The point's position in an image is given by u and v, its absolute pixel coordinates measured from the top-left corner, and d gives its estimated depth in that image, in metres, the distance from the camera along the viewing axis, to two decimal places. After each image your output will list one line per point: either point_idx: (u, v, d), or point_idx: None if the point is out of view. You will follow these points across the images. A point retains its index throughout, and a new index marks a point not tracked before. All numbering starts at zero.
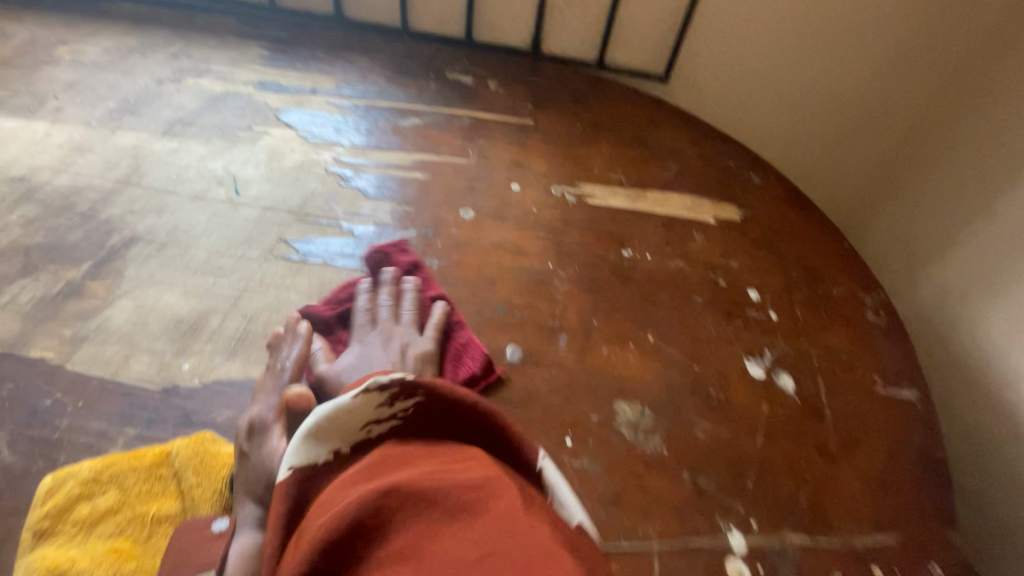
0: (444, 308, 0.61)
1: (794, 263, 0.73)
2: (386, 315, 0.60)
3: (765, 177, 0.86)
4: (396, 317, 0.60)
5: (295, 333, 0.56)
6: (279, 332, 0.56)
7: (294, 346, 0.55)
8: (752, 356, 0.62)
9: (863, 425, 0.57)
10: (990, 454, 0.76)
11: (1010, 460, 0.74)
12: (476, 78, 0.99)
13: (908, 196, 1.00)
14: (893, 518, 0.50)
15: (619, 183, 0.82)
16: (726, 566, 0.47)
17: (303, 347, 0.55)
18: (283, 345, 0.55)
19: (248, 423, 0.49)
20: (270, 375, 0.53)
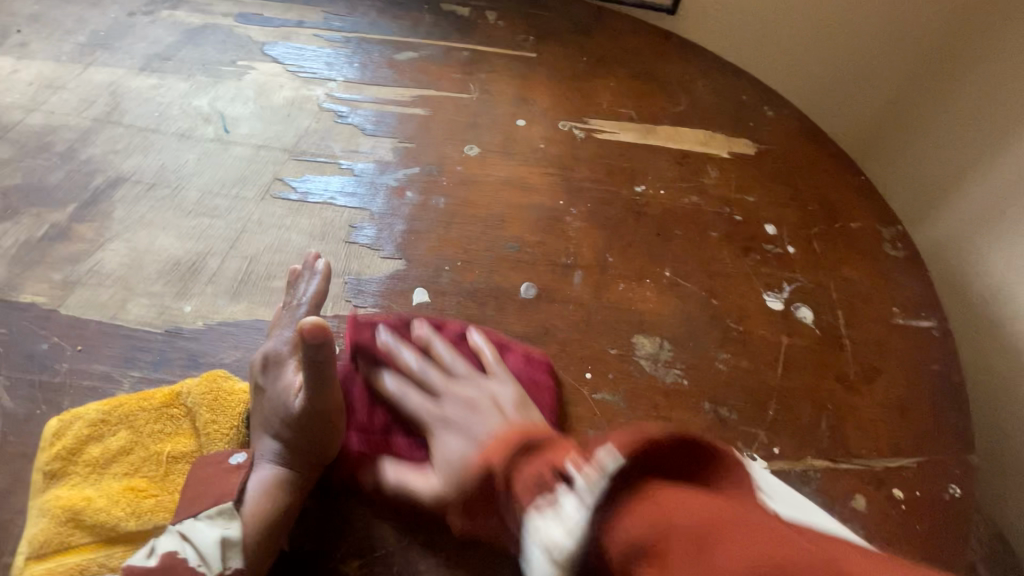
0: (484, 335, 0.53)
1: (810, 197, 0.71)
2: (435, 371, 0.51)
3: (779, 110, 0.83)
4: (446, 370, 0.51)
5: (311, 269, 0.53)
6: (296, 268, 0.54)
7: (312, 282, 0.52)
8: (771, 290, 0.60)
9: (882, 354, 0.56)
10: (996, 387, 0.77)
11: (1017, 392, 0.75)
12: (473, 9, 0.93)
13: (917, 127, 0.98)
14: (912, 442, 0.51)
15: (630, 117, 0.79)
16: None
17: (321, 283, 0.52)
18: (300, 282, 0.53)
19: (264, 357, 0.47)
20: (286, 311, 0.51)
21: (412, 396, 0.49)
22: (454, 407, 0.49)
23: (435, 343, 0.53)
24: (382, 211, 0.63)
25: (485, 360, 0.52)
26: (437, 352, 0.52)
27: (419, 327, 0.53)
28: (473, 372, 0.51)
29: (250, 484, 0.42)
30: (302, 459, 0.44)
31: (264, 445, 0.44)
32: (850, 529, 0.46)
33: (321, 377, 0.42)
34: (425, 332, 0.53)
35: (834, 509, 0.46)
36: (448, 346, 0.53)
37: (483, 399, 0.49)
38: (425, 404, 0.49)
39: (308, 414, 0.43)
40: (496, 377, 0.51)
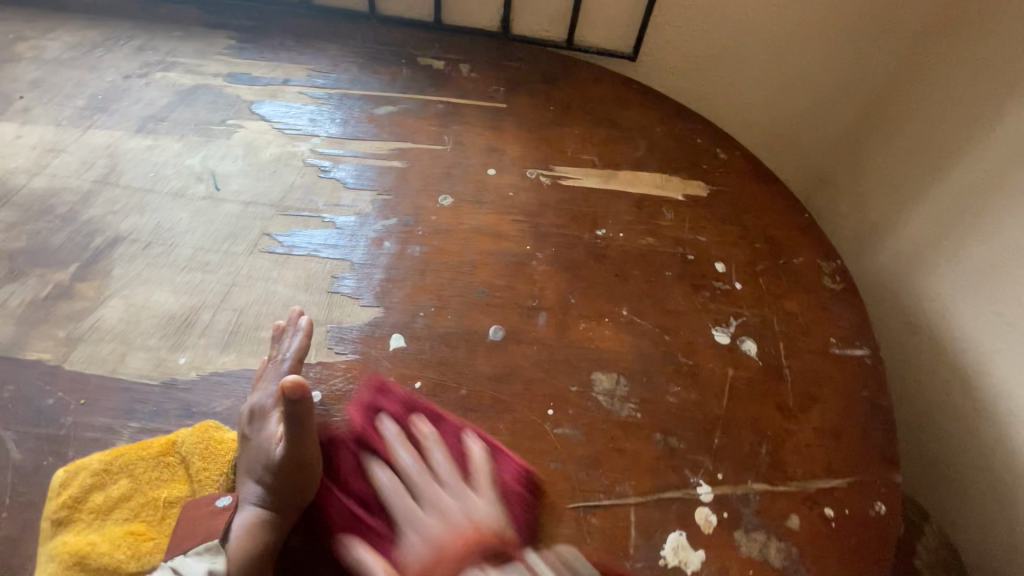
0: (481, 445, 0.54)
1: (758, 235, 0.77)
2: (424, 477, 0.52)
3: (731, 152, 0.90)
4: (434, 475, 0.52)
5: (294, 326, 0.59)
6: (280, 324, 0.59)
7: (295, 338, 0.58)
8: (719, 325, 0.66)
9: (819, 382, 0.62)
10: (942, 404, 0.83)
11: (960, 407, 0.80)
12: (447, 64, 1.00)
13: (870, 157, 1.04)
14: (843, 464, 0.56)
15: (592, 164, 0.85)
16: (694, 514, 0.52)
17: (303, 339, 0.58)
18: (284, 337, 0.58)
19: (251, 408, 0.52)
20: (270, 364, 0.56)
21: (399, 500, 0.51)
22: (430, 513, 0.50)
23: (433, 450, 0.54)
24: (361, 261, 0.68)
25: (476, 477, 0.52)
26: (432, 455, 0.54)
27: (423, 427, 0.55)
28: (461, 486, 0.52)
29: (235, 524, 0.47)
30: (283, 501, 0.48)
31: (249, 488, 0.49)
32: (785, 546, 0.50)
33: (296, 428, 0.48)
34: (429, 434, 0.55)
35: (770, 528, 0.51)
36: (448, 454, 0.54)
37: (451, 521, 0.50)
38: (408, 507, 0.50)
39: (288, 460, 0.48)
40: (483, 495, 0.52)
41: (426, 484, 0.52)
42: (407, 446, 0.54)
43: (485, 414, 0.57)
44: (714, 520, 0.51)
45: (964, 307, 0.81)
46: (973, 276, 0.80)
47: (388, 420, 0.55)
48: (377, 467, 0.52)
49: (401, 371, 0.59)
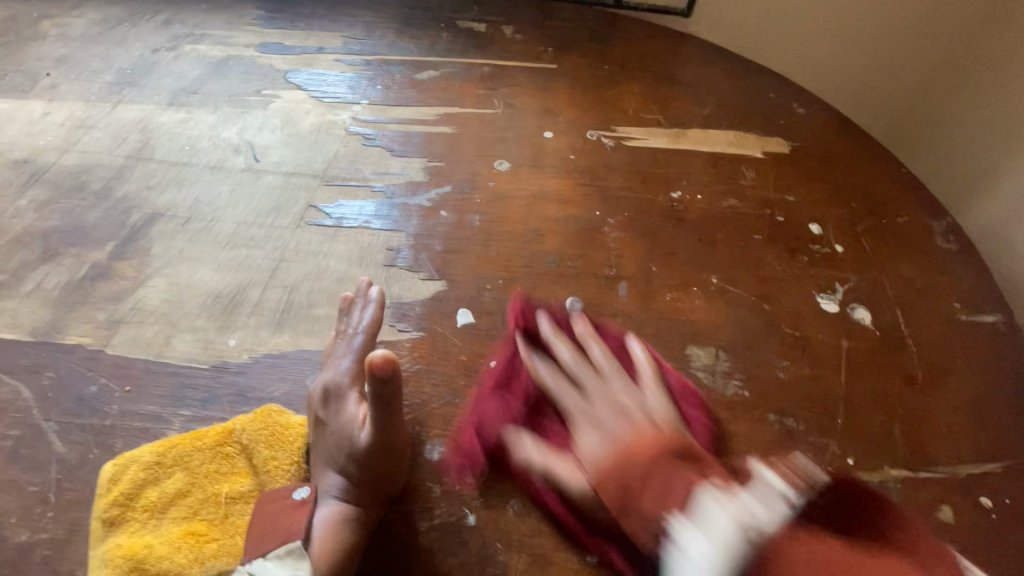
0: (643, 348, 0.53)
1: (853, 193, 0.69)
2: (585, 372, 0.52)
3: (809, 107, 0.81)
4: (595, 368, 0.52)
5: (367, 297, 0.53)
6: (349, 296, 0.54)
7: (367, 311, 0.52)
8: (823, 292, 0.58)
9: (949, 353, 0.54)
10: None
11: None
12: (489, 26, 0.93)
13: (968, 101, 0.93)
14: (994, 445, 0.48)
15: (658, 123, 0.77)
16: None
17: (376, 311, 0.52)
18: (352, 310, 0.52)
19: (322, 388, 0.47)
20: (340, 340, 0.51)
21: (578, 418, 0.49)
22: (607, 409, 0.49)
23: (598, 352, 0.53)
24: (417, 232, 0.62)
25: (644, 375, 0.51)
26: (593, 353, 0.53)
27: (579, 327, 0.54)
28: (631, 389, 0.50)
29: (317, 521, 0.42)
30: (371, 494, 0.43)
31: (328, 480, 0.44)
32: (940, 542, 0.43)
33: (387, 410, 0.41)
34: (589, 333, 0.54)
35: (919, 521, 0.44)
36: (610, 354, 0.53)
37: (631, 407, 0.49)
38: (576, 402, 0.50)
39: (377, 446, 0.42)
40: (649, 390, 0.50)
41: (611, 392, 0.50)
42: (563, 339, 0.54)
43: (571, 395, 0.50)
44: None
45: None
46: None
47: (465, 402, 0.49)
48: (541, 367, 0.52)
49: (472, 350, 0.53)
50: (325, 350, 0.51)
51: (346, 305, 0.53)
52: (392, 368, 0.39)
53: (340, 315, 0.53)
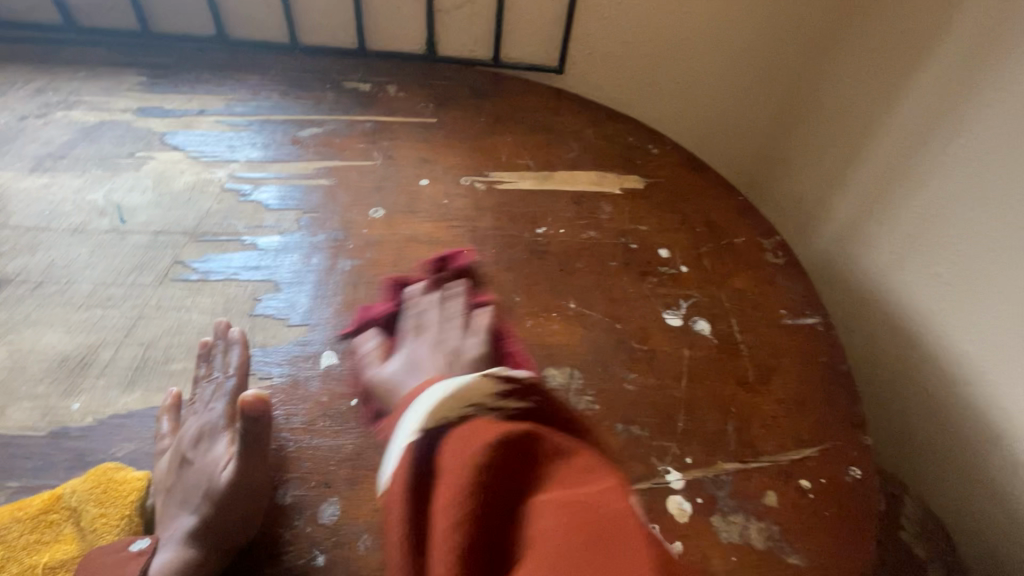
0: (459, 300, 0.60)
1: (698, 220, 0.77)
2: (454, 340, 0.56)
3: (662, 147, 0.91)
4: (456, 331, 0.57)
5: (230, 340, 0.54)
6: (209, 341, 0.55)
7: (233, 353, 0.54)
8: (669, 309, 0.64)
9: (774, 353, 0.61)
10: (906, 370, 0.83)
11: (924, 367, 0.81)
12: (374, 86, 0.99)
13: (793, 140, 1.12)
14: (813, 432, 0.53)
15: (527, 167, 0.84)
16: (667, 505, 0.47)
17: (242, 353, 0.54)
18: (215, 356, 0.54)
19: (189, 432, 0.48)
20: (206, 384, 0.52)
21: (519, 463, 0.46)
22: (435, 354, 0.54)
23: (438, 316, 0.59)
24: (287, 280, 0.63)
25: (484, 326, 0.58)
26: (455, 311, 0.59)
27: (415, 290, 0.62)
28: (463, 335, 0.56)
29: (154, 568, 0.43)
30: (216, 540, 0.43)
31: (179, 521, 0.45)
32: (765, 526, 0.47)
33: (252, 448, 0.45)
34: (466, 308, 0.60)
35: (748, 507, 0.48)
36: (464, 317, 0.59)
37: (449, 344, 0.55)
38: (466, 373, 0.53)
39: (236, 486, 0.44)
40: (473, 336, 0.56)
41: (452, 341, 0.55)
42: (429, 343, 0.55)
43: None
44: (689, 508, 0.47)
45: (906, 271, 0.83)
46: (895, 247, 0.86)
47: (322, 441, 0.50)
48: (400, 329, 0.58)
49: (333, 391, 0.54)
50: (183, 399, 0.52)
51: (207, 349, 0.54)
52: (265, 404, 0.44)
53: (203, 360, 0.54)
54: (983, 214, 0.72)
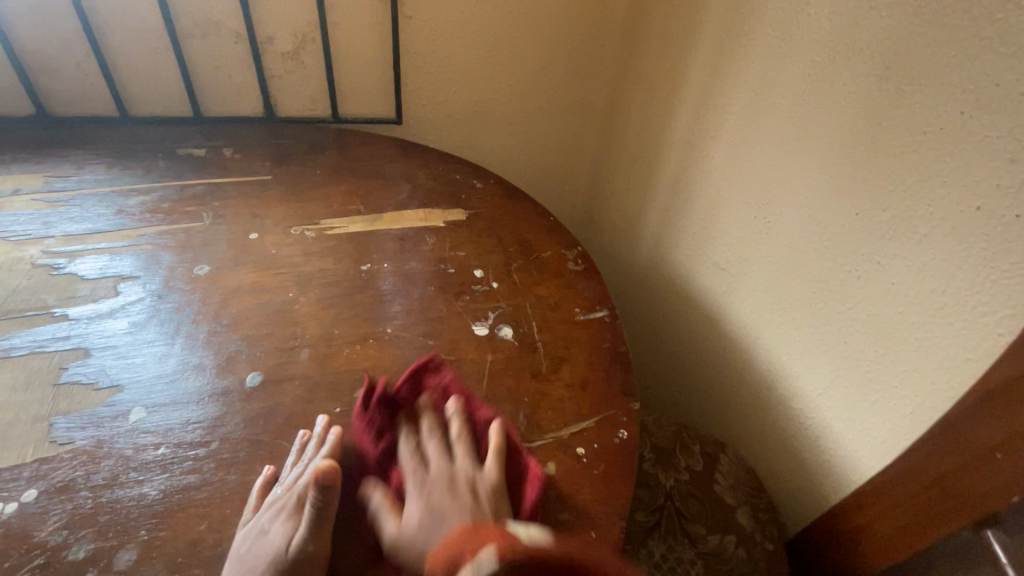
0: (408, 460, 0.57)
1: (512, 241, 0.88)
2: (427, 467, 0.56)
3: (486, 181, 1.02)
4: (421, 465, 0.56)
5: (117, 416, 0.58)
6: (99, 411, 0.58)
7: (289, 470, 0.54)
8: (478, 321, 0.72)
9: (567, 345, 0.70)
10: (712, 344, 0.98)
11: (721, 340, 0.95)
12: (209, 150, 1.03)
13: (613, 163, 1.30)
14: (591, 407, 0.63)
15: (358, 211, 0.91)
16: None
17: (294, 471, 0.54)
18: (309, 445, 0.57)
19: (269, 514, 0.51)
20: (69, 447, 0.55)
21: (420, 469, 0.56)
22: (436, 490, 0.54)
23: (456, 420, 0.59)
24: (99, 345, 0.65)
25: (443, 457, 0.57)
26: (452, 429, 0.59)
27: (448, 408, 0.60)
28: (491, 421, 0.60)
29: None
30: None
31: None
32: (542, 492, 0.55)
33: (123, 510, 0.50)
34: (457, 411, 0.60)
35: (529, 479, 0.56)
36: (464, 424, 0.59)
37: (439, 494, 0.54)
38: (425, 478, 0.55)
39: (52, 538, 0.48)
40: (489, 464, 0.56)
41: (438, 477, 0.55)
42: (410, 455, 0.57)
43: (238, 460, 0.55)
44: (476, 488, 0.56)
45: (700, 260, 0.99)
46: (687, 242, 1.03)
47: (123, 494, 0.52)
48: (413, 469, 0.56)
49: (139, 444, 0.55)
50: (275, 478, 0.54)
51: (304, 439, 0.57)
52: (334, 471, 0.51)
53: (86, 425, 0.57)
54: (734, 207, 0.89)
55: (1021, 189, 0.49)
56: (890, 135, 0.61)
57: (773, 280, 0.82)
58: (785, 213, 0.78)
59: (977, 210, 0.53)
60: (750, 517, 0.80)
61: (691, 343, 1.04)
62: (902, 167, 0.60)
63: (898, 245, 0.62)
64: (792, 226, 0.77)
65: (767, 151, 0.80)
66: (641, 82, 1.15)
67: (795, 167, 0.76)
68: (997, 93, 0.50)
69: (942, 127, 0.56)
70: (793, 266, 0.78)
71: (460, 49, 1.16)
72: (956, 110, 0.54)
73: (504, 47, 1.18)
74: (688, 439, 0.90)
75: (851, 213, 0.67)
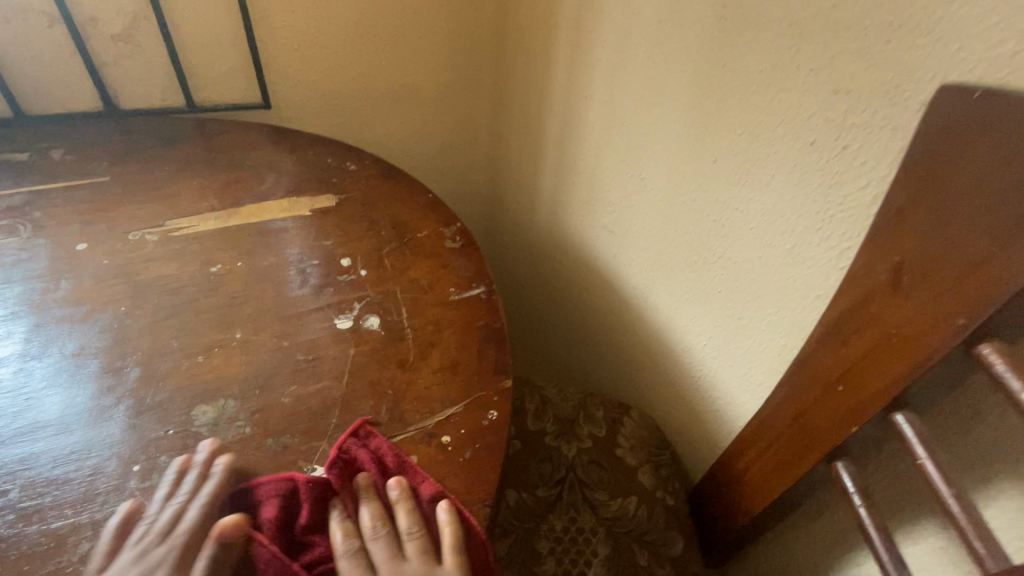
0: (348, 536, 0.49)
1: (385, 223, 0.82)
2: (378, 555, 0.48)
3: (360, 162, 0.95)
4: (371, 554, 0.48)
5: None
6: None
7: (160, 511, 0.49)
8: (342, 313, 0.67)
9: (439, 328, 0.66)
10: (610, 308, 0.97)
11: (617, 303, 0.94)
12: (33, 153, 0.90)
13: (505, 134, 1.25)
14: (460, 392, 0.60)
15: (211, 207, 0.82)
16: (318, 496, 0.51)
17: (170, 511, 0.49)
18: (190, 476, 0.50)
19: (130, 564, 0.45)
20: None
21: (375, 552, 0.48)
22: None
23: (403, 506, 0.51)
24: None
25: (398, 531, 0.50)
26: (401, 520, 0.50)
27: (394, 489, 0.52)
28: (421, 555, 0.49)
29: None
30: None
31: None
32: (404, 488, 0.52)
33: None
34: (403, 491, 0.52)
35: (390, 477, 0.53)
36: (413, 507, 0.51)
37: None
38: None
39: None
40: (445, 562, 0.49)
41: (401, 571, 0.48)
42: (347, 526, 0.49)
43: (46, 506, 0.48)
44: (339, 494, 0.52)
45: (592, 224, 0.97)
46: (577, 206, 1.00)
47: None
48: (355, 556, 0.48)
49: None
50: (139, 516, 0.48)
51: (182, 468, 0.51)
52: (241, 531, 0.47)
53: None
54: (613, 165, 0.87)
55: (846, 120, 0.49)
56: (734, 76, 0.60)
57: (654, 234, 0.81)
58: (657, 166, 0.76)
59: (812, 144, 0.53)
60: (652, 476, 0.80)
61: (592, 310, 1.02)
62: (748, 109, 0.59)
63: (752, 189, 0.61)
64: (663, 178, 0.76)
65: (635, 103, 0.78)
66: (519, 46, 1.10)
67: (661, 117, 0.73)
68: (819, 24, 0.49)
69: (777, 63, 0.54)
70: (668, 220, 0.77)
71: (322, 21, 1.06)
72: (786, 44, 0.53)
73: (371, 16, 1.09)
74: (593, 405, 0.87)
75: (710, 160, 0.66)
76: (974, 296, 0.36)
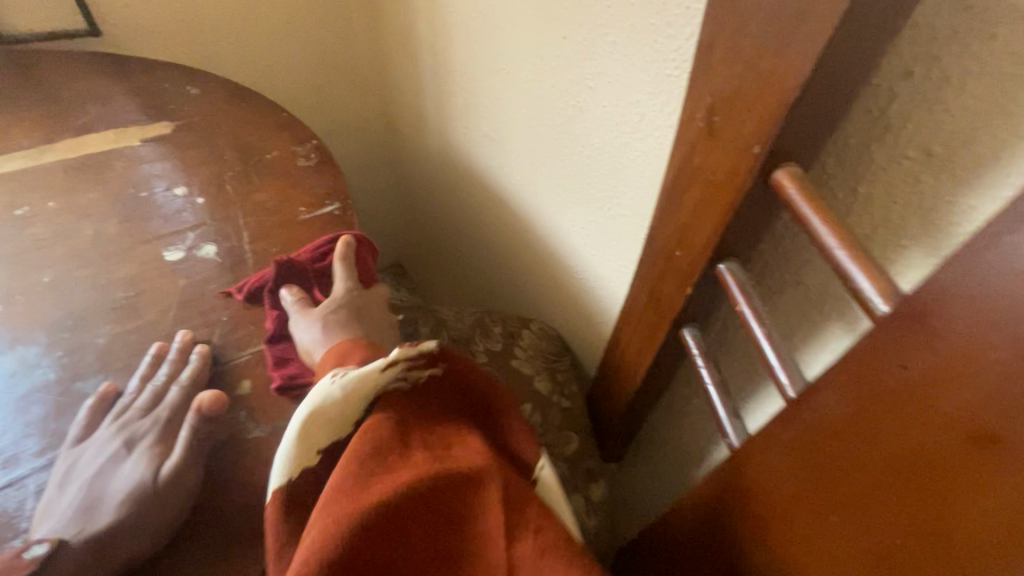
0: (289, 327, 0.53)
1: (229, 147, 0.73)
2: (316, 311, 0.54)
3: (203, 85, 0.84)
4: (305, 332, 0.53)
5: None
6: None
7: None
8: (172, 243, 0.60)
9: (284, 249, 0.61)
10: (501, 222, 0.92)
11: (506, 216, 0.90)
12: None
13: (383, 53, 1.10)
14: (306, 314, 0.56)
15: (19, 145, 0.71)
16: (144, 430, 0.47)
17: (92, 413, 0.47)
18: (167, 361, 0.51)
19: (112, 437, 0.46)
20: None
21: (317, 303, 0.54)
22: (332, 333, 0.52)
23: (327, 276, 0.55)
24: None
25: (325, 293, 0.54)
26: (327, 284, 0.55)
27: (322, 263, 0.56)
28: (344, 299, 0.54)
29: None
30: None
31: (44, 531, 0.40)
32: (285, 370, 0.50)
33: None
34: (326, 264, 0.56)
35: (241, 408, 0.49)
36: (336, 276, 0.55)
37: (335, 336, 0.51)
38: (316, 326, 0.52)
39: None
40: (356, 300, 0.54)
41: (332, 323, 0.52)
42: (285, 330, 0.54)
43: None
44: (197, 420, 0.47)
45: (473, 134, 0.90)
46: (458, 118, 0.93)
47: None
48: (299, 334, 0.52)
49: None
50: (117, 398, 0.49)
51: (159, 352, 0.52)
52: (221, 406, 0.47)
53: None
54: (480, 63, 0.79)
55: None
56: None
57: (525, 132, 0.76)
58: (516, 53, 0.70)
59: None
60: (547, 380, 0.79)
61: (487, 229, 0.97)
62: None
63: (598, 61, 0.57)
64: (523, 67, 0.70)
65: None
66: None
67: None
68: None
69: None
70: (534, 113, 0.72)
71: None
72: None
73: None
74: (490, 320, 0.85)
75: (559, 37, 0.61)
76: (765, 116, 0.34)
